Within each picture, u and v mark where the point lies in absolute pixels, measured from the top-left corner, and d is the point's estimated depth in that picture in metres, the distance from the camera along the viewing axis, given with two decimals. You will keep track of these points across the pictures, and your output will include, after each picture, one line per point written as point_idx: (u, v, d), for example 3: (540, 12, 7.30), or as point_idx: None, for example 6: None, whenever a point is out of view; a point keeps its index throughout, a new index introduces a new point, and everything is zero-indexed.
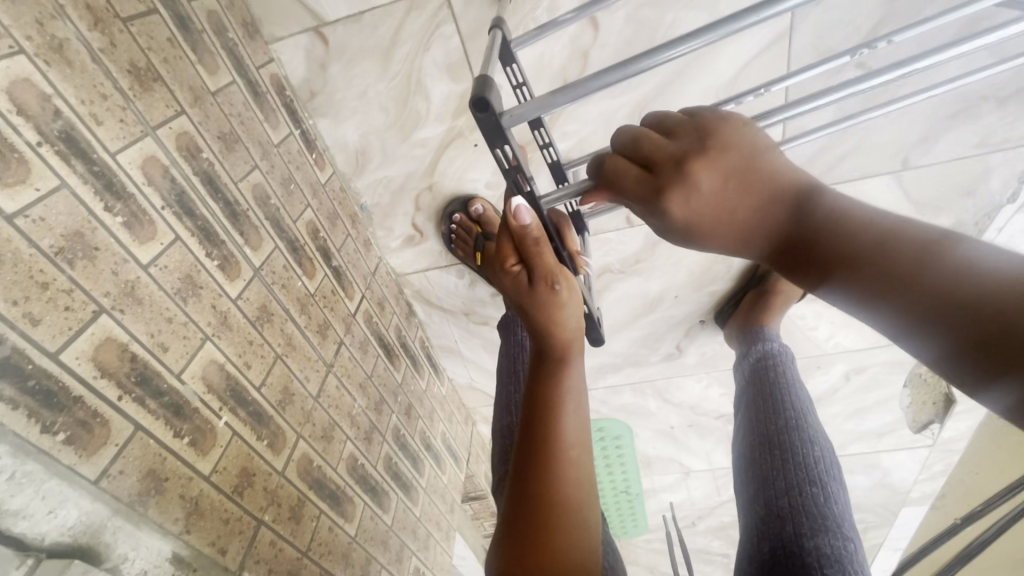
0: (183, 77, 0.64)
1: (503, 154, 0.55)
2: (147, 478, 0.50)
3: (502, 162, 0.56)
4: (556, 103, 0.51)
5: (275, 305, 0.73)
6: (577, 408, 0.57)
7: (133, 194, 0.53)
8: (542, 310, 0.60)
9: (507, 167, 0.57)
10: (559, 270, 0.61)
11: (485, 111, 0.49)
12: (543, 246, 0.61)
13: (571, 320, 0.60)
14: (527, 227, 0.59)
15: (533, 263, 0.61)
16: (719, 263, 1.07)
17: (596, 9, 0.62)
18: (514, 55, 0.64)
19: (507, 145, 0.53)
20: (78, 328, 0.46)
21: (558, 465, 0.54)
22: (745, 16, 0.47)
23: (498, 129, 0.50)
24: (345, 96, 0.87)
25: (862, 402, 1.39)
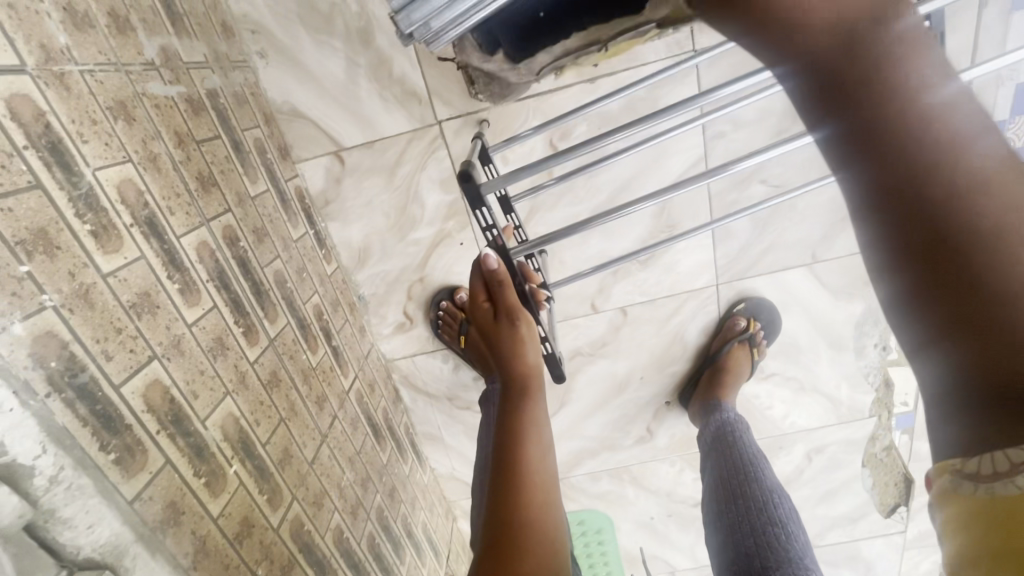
0: (232, 184, 0.80)
1: (483, 215, 0.71)
2: (168, 508, 0.56)
3: (482, 223, 0.72)
4: (522, 176, 0.69)
5: (283, 372, 0.83)
6: (536, 443, 0.68)
7: (188, 268, 0.66)
8: (507, 342, 0.78)
9: (486, 226, 0.72)
10: (521, 309, 0.79)
11: (468, 181, 0.66)
12: (507, 287, 0.77)
13: (531, 351, 0.78)
14: (495, 270, 0.75)
15: (501, 302, 0.78)
16: (676, 344, 1.21)
17: (550, 128, 0.82)
18: (491, 157, 0.83)
19: (486, 208, 0.69)
20: (136, 367, 0.56)
21: (524, 490, 0.62)
22: (651, 120, 0.72)
23: (478, 196, 0.67)
24: (354, 204, 1.05)
25: (828, 484, 1.46)
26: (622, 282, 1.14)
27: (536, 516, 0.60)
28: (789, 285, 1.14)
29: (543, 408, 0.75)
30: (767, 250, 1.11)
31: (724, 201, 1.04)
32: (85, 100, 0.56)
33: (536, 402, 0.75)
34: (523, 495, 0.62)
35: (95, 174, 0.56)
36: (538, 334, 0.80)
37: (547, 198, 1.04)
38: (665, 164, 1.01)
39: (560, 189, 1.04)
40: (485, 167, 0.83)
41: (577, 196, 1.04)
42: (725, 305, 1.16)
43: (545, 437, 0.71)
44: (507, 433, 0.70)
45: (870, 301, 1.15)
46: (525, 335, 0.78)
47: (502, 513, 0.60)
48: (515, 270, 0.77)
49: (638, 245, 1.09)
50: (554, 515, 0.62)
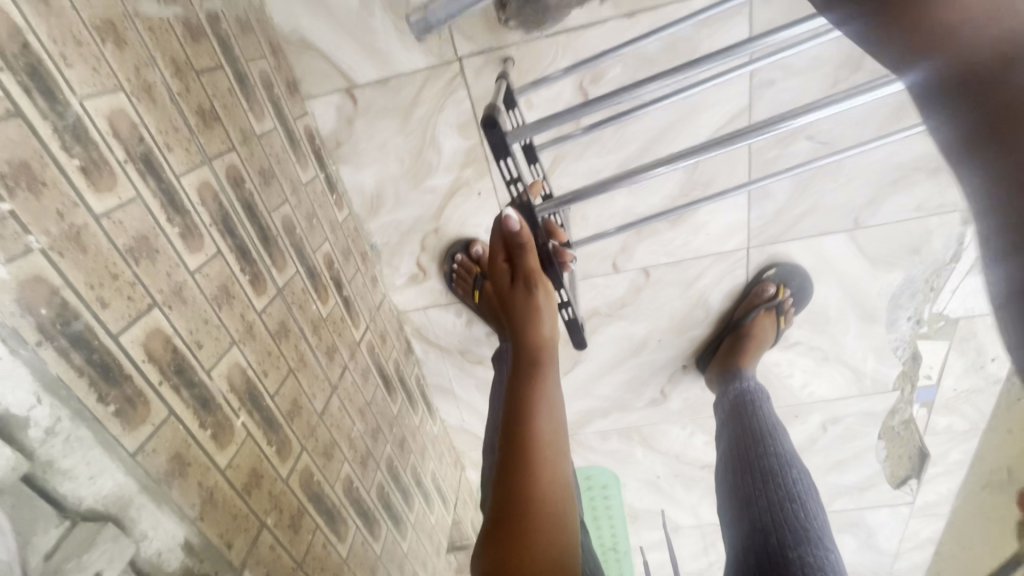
0: (236, 120, 0.74)
1: (506, 165, 0.66)
2: (174, 460, 0.55)
3: (505, 174, 0.67)
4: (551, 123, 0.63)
5: (292, 323, 0.80)
6: (551, 414, 0.66)
7: (190, 211, 0.62)
8: (521, 308, 0.74)
9: (509, 178, 0.68)
10: (539, 274, 0.74)
11: (493, 128, 0.60)
12: (527, 251, 0.72)
13: (548, 318, 0.74)
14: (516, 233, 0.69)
15: (518, 265, 0.74)
16: (698, 308, 1.17)
17: (582, 69, 0.74)
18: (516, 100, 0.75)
19: (510, 158, 0.64)
20: (135, 316, 0.53)
21: (535, 467, 0.60)
22: (701, 64, 0.63)
23: (502, 143, 0.62)
24: (367, 147, 0.99)
25: (841, 454, 1.44)
26: (646, 242, 1.08)
27: (548, 492, 0.59)
28: (825, 251, 1.07)
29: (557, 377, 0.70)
30: (806, 214, 1.03)
31: (765, 160, 0.96)
32: (68, 18, 0.50)
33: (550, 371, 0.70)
34: (534, 474, 0.60)
35: (81, 103, 0.50)
36: (555, 301, 0.76)
37: (573, 149, 0.97)
38: (704, 116, 0.92)
39: (587, 139, 0.96)
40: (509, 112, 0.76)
41: (604, 146, 0.96)
42: (754, 270, 1.10)
43: (557, 406, 0.67)
44: (517, 405, 0.66)
45: (910, 271, 1.08)
46: (542, 304, 0.74)
47: (509, 491, 0.59)
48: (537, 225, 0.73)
49: (667, 204, 1.02)
50: (565, 489, 0.61)
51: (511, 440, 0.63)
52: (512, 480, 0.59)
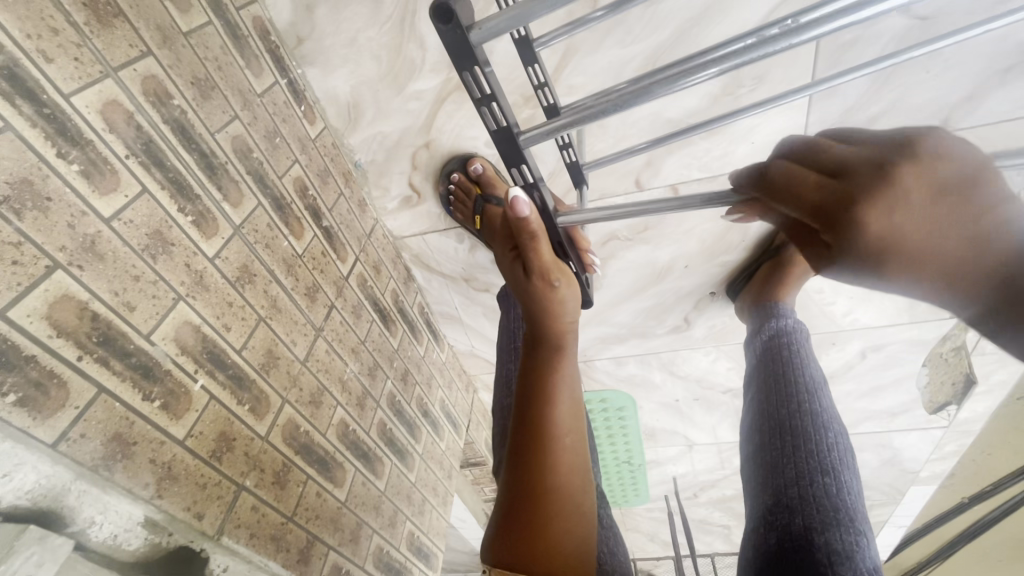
0: (151, 14, 0.58)
1: (475, 80, 0.49)
2: (114, 442, 0.48)
3: (472, 90, 0.50)
4: (532, 13, 0.45)
5: (258, 265, 0.69)
6: (569, 394, 0.59)
7: (92, 140, 0.49)
8: (540, 304, 0.63)
9: (479, 96, 0.50)
10: (558, 265, 0.63)
11: (447, 21, 0.45)
12: (539, 240, 0.61)
13: (571, 312, 0.63)
14: (525, 220, 0.58)
15: (530, 259, 0.62)
16: (734, 231, 1.01)
17: None
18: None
19: (478, 70, 0.48)
20: (29, 283, 0.43)
21: (552, 457, 0.55)
22: None
23: (465, 45, 0.46)
24: (334, 43, 0.81)
25: (877, 381, 1.34)
26: (676, 155, 0.90)
27: (567, 482, 0.54)
28: None
29: (575, 361, 0.63)
30: (882, 116, 0.81)
31: (836, 47, 0.74)
32: None
33: (568, 358, 0.62)
34: (552, 465, 0.54)
35: None
36: (578, 292, 0.65)
37: (589, 39, 0.77)
38: None
39: (607, 24, 0.75)
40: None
41: (627, 34, 0.76)
42: None
43: (576, 389, 0.61)
44: (534, 389, 0.59)
45: None
46: (564, 296, 0.63)
47: (525, 481, 0.54)
48: (522, 159, 0.56)
49: (703, 107, 0.83)
50: (584, 477, 0.56)
51: (526, 424, 0.57)
52: (528, 469, 0.55)
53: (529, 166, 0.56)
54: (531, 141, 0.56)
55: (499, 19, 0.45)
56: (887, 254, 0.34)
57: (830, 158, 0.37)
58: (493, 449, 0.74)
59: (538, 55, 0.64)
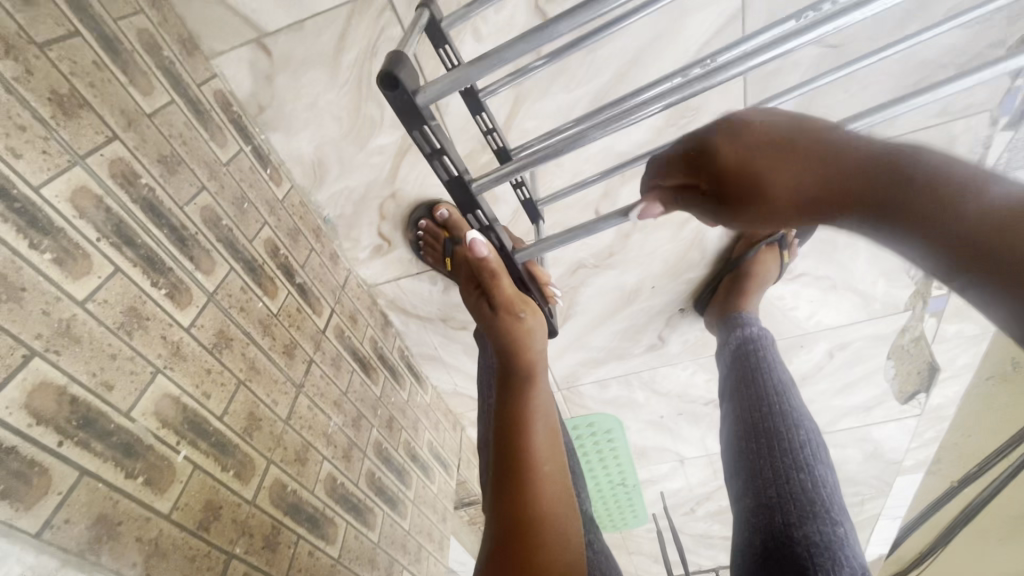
0: (114, 100, 0.61)
1: (424, 136, 0.53)
2: (98, 524, 0.48)
3: (423, 145, 0.54)
4: (471, 74, 0.51)
5: (234, 330, 0.71)
6: (544, 421, 0.61)
7: (63, 229, 0.51)
8: (509, 336, 0.64)
9: (429, 150, 0.54)
10: (521, 298, 0.67)
11: (394, 87, 0.48)
12: (499, 276, 0.66)
13: (539, 344, 0.65)
14: (483, 258, 0.65)
15: (494, 296, 0.66)
16: (693, 250, 1.06)
17: None
18: (445, 35, 0.62)
19: (429, 127, 0.52)
20: (6, 374, 0.44)
21: (533, 486, 0.56)
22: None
23: (413, 107, 0.49)
24: (295, 108, 0.85)
25: (848, 378, 1.39)
26: (630, 184, 0.96)
27: (550, 507, 0.55)
28: None
29: (548, 392, 0.65)
30: None
31: (761, 76, 0.81)
32: None
33: (542, 388, 0.64)
34: (533, 494, 0.56)
35: None
36: (545, 322, 0.68)
37: (535, 84, 0.82)
38: (687, 27, 0.76)
39: (551, 71, 0.81)
40: (440, 49, 0.63)
41: (571, 79, 0.82)
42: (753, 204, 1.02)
43: (552, 419, 0.63)
44: (511, 422, 0.60)
45: None
46: (533, 326, 0.65)
47: (509, 511, 0.55)
48: (475, 202, 0.60)
49: (649, 139, 0.89)
50: (567, 502, 0.58)
51: (505, 454, 0.59)
52: (510, 500, 0.56)
53: (483, 211, 0.60)
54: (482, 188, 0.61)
55: (442, 82, 0.50)
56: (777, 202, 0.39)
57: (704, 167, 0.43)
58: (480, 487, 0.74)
59: (484, 105, 0.68)
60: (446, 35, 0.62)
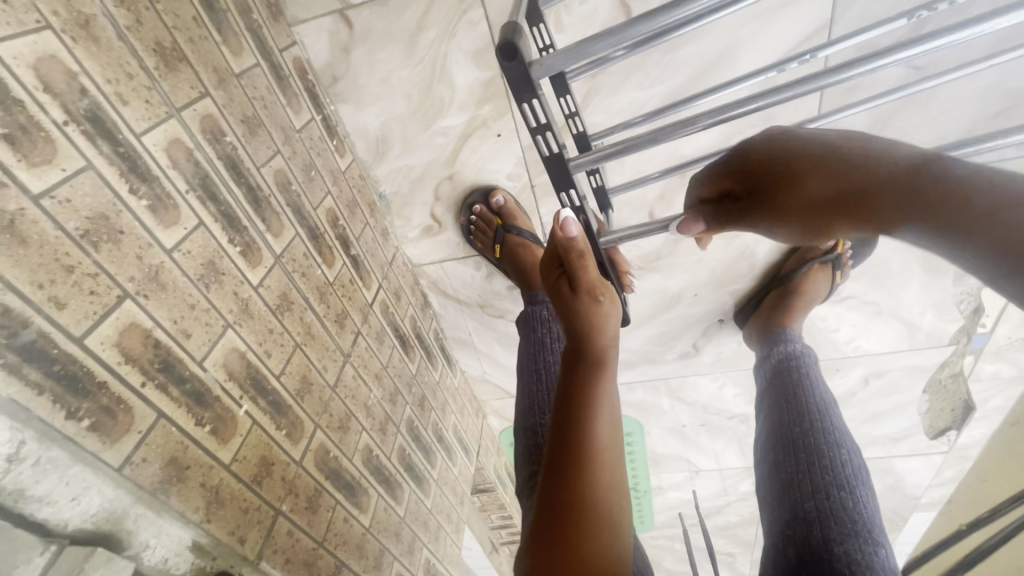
0: (208, 58, 0.62)
1: (531, 111, 0.54)
2: (170, 466, 0.50)
3: (529, 120, 0.55)
4: (586, 52, 0.51)
5: (296, 293, 0.72)
6: (608, 411, 0.59)
7: (158, 177, 0.52)
8: (582, 319, 0.61)
9: (535, 126, 0.56)
10: (604, 282, 0.62)
11: (512, 58, 0.49)
12: (587, 259, 0.62)
13: (612, 329, 0.61)
14: (573, 239, 0.61)
15: (577, 276, 0.62)
16: (741, 262, 1.06)
17: None
18: (541, 13, 0.59)
19: (535, 99, 0.53)
20: (102, 312, 0.45)
21: (590, 477, 0.56)
22: None
23: (527, 79, 0.51)
24: (367, 82, 0.86)
25: (880, 407, 1.37)
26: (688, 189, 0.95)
27: (606, 498, 0.55)
28: None
29: (615, 386, 0.61)
30: None
31: (842, 89, 0.79)
32: None
33: (606, 376, 0.61)
34: (590, 485, 0.55)
35: None
36: (622, 310, 0.63)
37: (611, 76, 0.82)
38: (773, 32, 0.75)
39: (628, 65, 0.80)
40: (533, 24, 0.60)
41: (649, 76, 0.81)
42: None
43: (615, 413, 0.60)
44: (573, 412, 0.59)
45: None
46: (609, 312, 0.61)
47: (564, 498, 0.55)
48: (569, 182, 0.63)
49: (716, 144, 0.88)
50: (620, 494, 0.57)
51: (560, 443, 0.58)
52: (564, 488, 0.56)
53: (577, 192, 0.62)
54: (578, 168, 0.62)
55: (556, 57, 0.50)
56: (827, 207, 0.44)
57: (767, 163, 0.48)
58: (517, 469, 0.75)
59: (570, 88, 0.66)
60: (541, 13, 0.60)
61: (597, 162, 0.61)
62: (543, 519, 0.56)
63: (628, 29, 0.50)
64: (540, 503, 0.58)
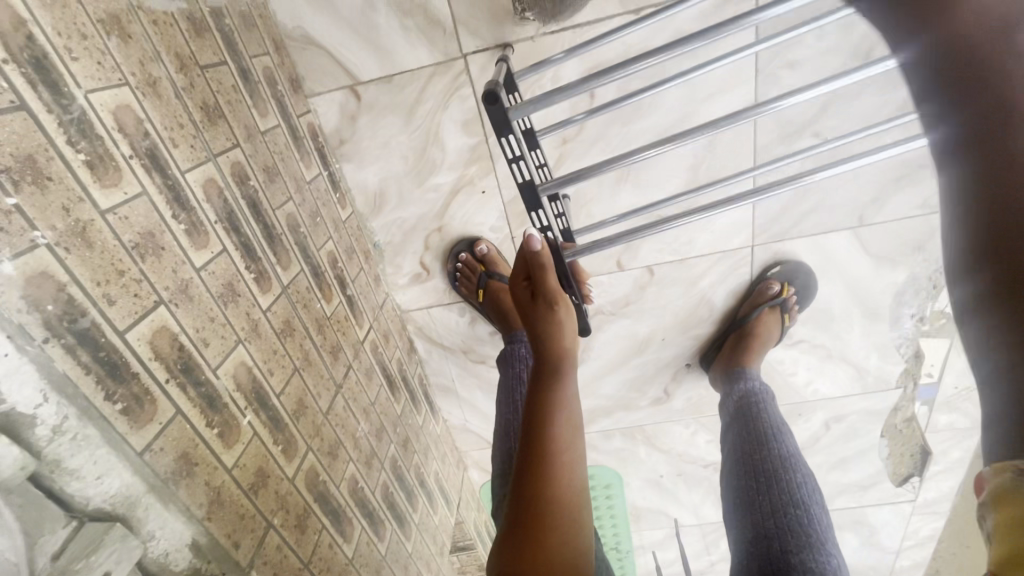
0: (240, 116, 0.74)
1: (509, 143, 0.68)
2: (181, 460, 0.54)
3: (507, 150, 0.69)
4: (553, 101, 0.64)
5: (297, 321, 0.79)
6: (569, 419, 0.66)
7: (195, 208, 0.62)
8: (541, 327, 0.70)
9: (511, 156, 0.69)
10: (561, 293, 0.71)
11: (495, 103, 0.62)
12: (547, 270, 0.70)
13: (566, 338, 0.70)
14: (535, 251, 0.68)
15: (539, 286, 0.70)
16: (702, 307, 1.17)
17: (585, 51, 0.70)
18: (517, 84, 0.74)
19: (512, 135, 0.66)
20: (141, 313, 0.52)
21: (554, 468, 0.62)
22: (699, 68, 0.68)
23: (505, 119, 0.64)
24: (369, 145, 0.99)
25: (843, 452, 1.44)
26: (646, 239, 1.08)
27: (566, 498, 0.61)
28: (829, 249, 1.07)
29: (575, 387, 0.70)
30: (811, 212, 1.04)
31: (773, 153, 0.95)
32: (72, 9, 0.50)
33: (567, 388, 0.70)
34: (553, 477, 0.62)
35: (86, 96, 0.50)
36: (575, 319, 0.72)
37: (578, 143, 0.96)
38: (711, 109, 0.91)
39: (593, 133, 0.96)
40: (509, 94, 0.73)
41: (611, 144, 0.96)
42: (759, 268, 1.11)
43: (575, 412, 0.68)
44: (540, 412, 0.66)
45: (914, 270, 1.07)
46: (564, 321, 0.70)
47: (529, 497, 0.61)
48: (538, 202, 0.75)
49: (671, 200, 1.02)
50: (583, 496, 0.63)
51: (529, 449, 0.64)
52: (530, 487, 0.61)
53: (543, 210, 0.74)
54: (544, 189, 0.75)
55: (528, 106, 0.64)
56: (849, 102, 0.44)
57: None
58: (494, 491, 0.79)
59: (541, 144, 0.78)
60: (517, 84, 0.74)
61: (561, 188, 0.73)
62: (513, 521, 0.61)
63: (587, 84, 0.64)
64: (510, 506, 0.63)
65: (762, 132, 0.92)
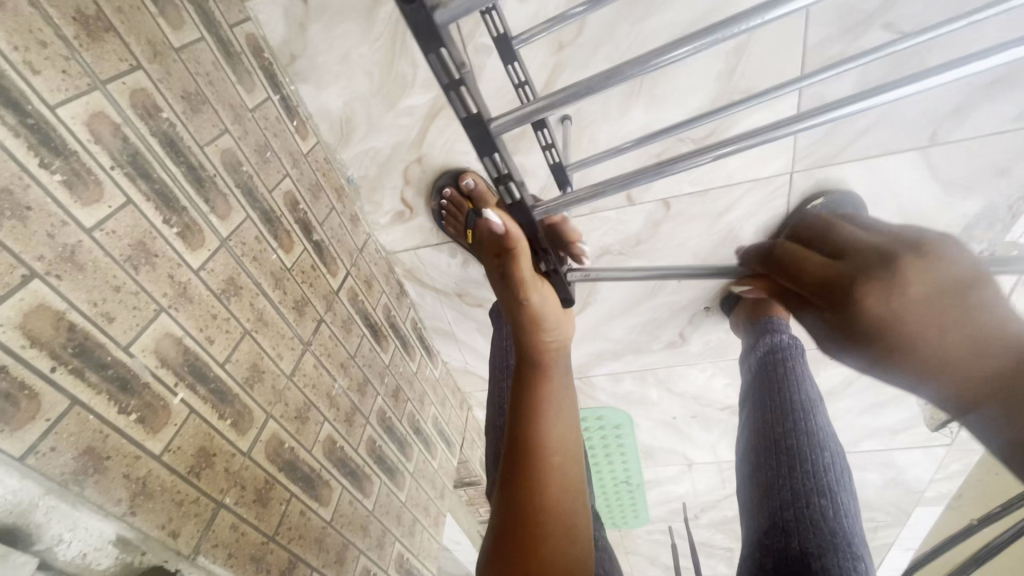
0: (142, 30, 0.59)
1: (442, 62, 0.41)
2: (85, 455, 0.47)
3: (439, 77, 0.42)
4: None
5: (244, 278, 0.69)
6: (557, 411, 0.59)
7: (77, 151, 0.50)
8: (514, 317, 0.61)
9: (445, 83, 0.42)
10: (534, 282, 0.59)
11: None
12: (518, 255, 0.57)
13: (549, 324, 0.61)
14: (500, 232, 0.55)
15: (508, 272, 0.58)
16: (726, 245, 1.01)
17: None
18: None
19: (445, 49, 0.40)
20: (3, 291, 0.42)
21: (541, 468, 0.54)
22: None
23: (431, 24, 0.38)
24: (326, 60, 0.82)
25: (877, 396, 1.33)
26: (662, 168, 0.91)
27: (558, 501, 0.53)
28: (887, 174, 0.88)
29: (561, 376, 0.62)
30: (870, 130, 0.83)
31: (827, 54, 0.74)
32: None
33: (554, 377, 0.61)
34: (541, 477, 0.54)
35: None
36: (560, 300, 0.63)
37: (577, 48, 0.78)
38: None
39: (596, 35, 0.76)
40: None
41: (618, 47, 0.77)
42: (798, 200, 0.93)
43: (560, 405, 0.59)
44: (526, 407, 0.58)
45: (993, 198, 0.88)
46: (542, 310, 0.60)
47: (517, 503, 0.52)
48: (492, 152, 0.47)
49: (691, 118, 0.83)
50: (579, 498, 0.55)
51: (516, 444, 0.56)
52: (517, 490, 0.53)
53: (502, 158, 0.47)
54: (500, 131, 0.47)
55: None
56: (889, 329, 0.38)
57: (836, 243, 0.44)
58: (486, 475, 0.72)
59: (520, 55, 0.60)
60: None
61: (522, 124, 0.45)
62: (501, 527, 0.53)
63: None
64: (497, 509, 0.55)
65: (814, 24, 0.71)
